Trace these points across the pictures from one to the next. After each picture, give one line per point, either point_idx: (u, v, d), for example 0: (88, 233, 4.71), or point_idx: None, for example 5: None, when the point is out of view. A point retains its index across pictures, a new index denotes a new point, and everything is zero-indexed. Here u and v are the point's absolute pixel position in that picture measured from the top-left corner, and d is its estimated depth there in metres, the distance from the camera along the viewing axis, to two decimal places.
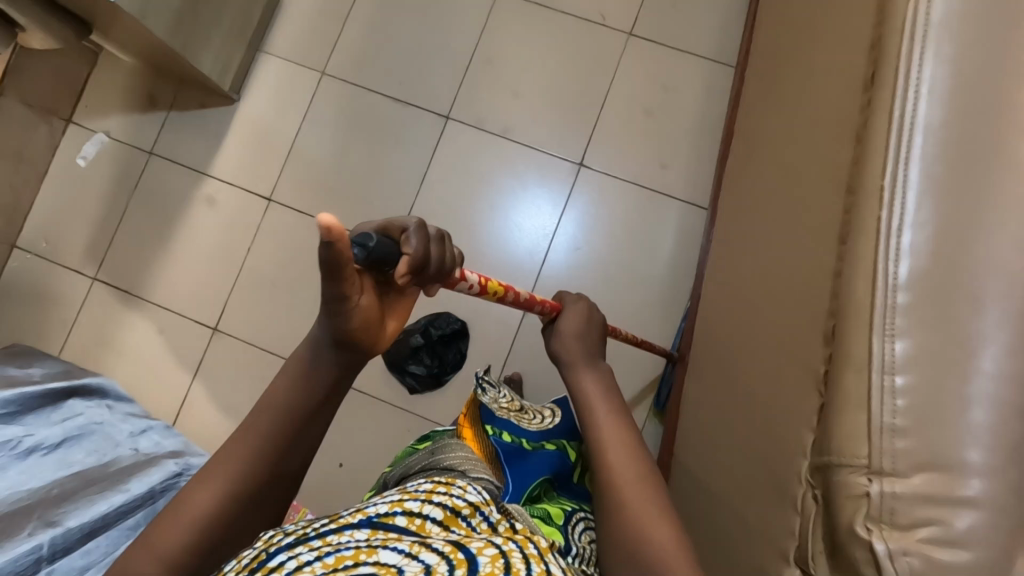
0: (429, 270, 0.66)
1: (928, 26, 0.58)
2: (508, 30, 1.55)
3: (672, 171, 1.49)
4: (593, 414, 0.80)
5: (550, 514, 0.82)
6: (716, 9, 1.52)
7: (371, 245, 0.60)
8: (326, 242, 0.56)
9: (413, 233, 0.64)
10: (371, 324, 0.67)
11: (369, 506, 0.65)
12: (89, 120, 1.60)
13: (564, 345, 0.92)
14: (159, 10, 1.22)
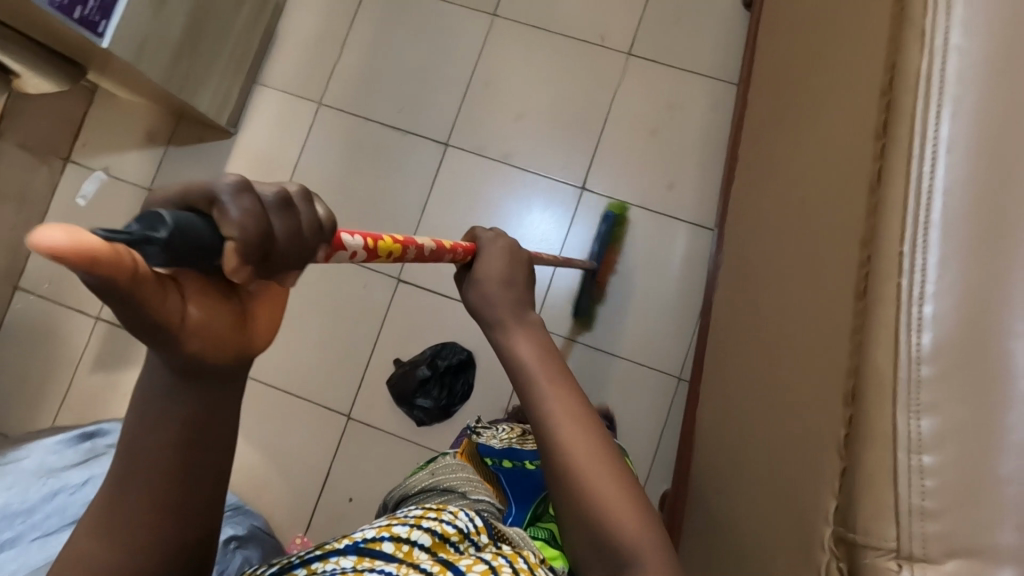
0: (277, 255, 0.40)
1: (944, 90, 0.57)
2: (506, 53, 1.53)
3: (677, 192, 1.46)
4: (539, 388, 0.76)
5: (552, 535, 0.96)
6: (717, 26, 1.49)
7: (163, 235, 0.35)
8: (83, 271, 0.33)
9: (231, 203, 0.38)
10: (224, 337, 0.44)
11: (356, 530, 0.61)
12: (88, 158, 1.59)
13: (487, 295, 0.86)
14: (154, 53, 1.21)
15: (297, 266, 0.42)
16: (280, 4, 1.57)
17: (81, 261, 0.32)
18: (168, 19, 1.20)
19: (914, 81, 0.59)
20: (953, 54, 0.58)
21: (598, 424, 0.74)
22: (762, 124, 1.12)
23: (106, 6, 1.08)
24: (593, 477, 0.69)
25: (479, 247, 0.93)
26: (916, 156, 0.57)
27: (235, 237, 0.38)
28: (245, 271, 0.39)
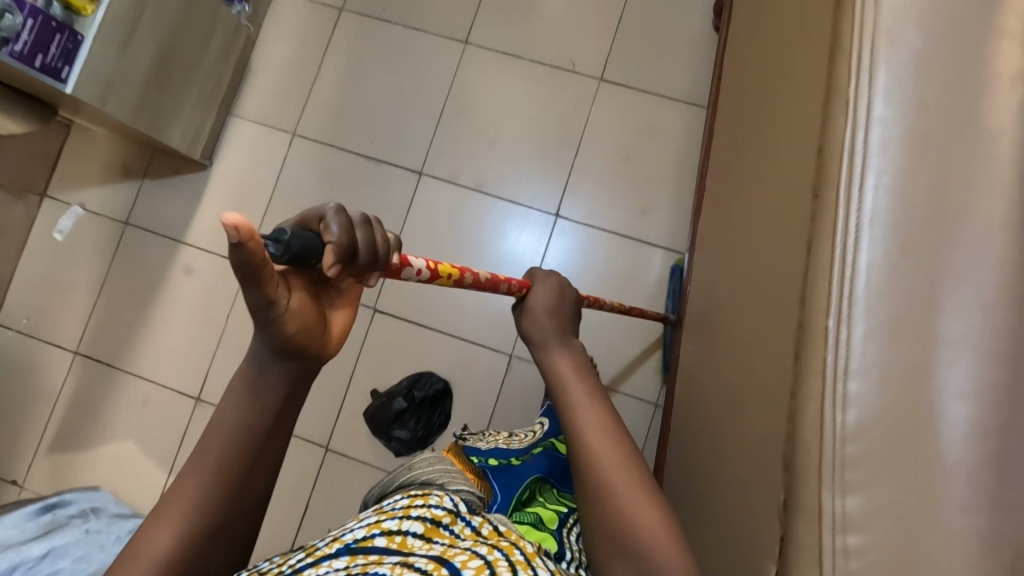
0: (359, 262, 0.59)
1: (867, 139, 0.53)
2: (477, 81, 1.54)
3: (651, 218, 1.46)
4: (570, 395, 0.79)
5: (542, 519, 0.88)
6: (688, 49, 1.49)
7: (287, 240, 0.53)
8: (239, 254, 0.50)
9: (334, 220, 0.57)
10: (309, 325, 0.61)
11: (347, 533, 0.68)
12: (64, 193, 1.60)
13: (535, 323, 0.90)
14: (121, 94, 1.21)
15: (370, 270, 0.61)
16: (253, 36, 1.58)
17: (243, 246, 0.50)
18: (135, 61, 1.21)
19: (839, 150, 0.55)
20: (878, 97, 0.53)
21: (630, 436, 0.76)
22: (727, 157, 1.12)
23: (67, 52, 1.09)
24: (620, 480, 0.69)
25: (534, 283, 0.97)
26: (835, 237, 0.53)
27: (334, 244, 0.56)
28: (336, 268, 0.57)
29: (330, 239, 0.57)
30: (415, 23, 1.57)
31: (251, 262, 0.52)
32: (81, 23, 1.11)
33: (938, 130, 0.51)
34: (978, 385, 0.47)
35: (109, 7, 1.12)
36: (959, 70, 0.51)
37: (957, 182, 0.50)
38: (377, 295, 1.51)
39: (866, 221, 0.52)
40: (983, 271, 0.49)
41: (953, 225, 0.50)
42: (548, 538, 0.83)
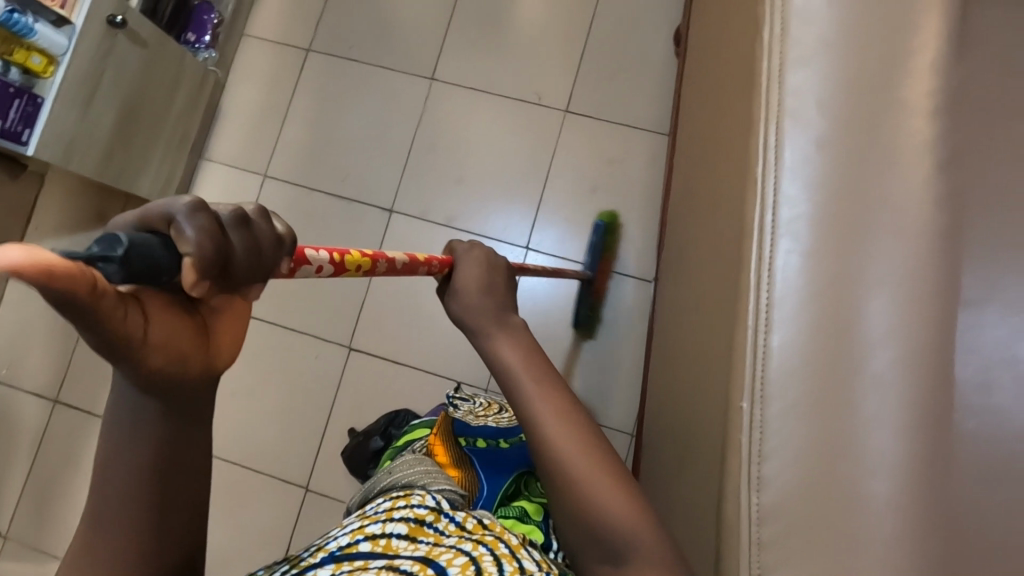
0: (231, 268, 0.45)
1: (776, 224, 0.57)
2: (445, 117, 1.55)
3: (622, 247, 1.47)
4: (526, 388, 0.78)
5: (527, 513, 0.97)
6: (651, 78, 1.51)
7: (122, 253, 0.39)
8: (52, 291, 0.35)
9: (186, 220, 0.42)
10: (188, 355, 0.47)
11: (330, 542, 0.71)
12: (40, 242, 1.61)
13: (469, 307, 0.87)
14: (85, 149, 1.23)
15: (256, 280, 0.47)
16: (221, 79, 1.60)
17: (58, 280, 0.35)
18: (97, 121, 1.23)
19: (752, 229, 0.59)
20: (785, 178, 0.57)
21: (590, 420, 0.77)
22: (684, 193, 1.13)
23: (28, 115, 1.11)
24: (588, 471, 0.71)
25: (455, 259, 0.94)
26: (752, 311, 0.56)
27: (191, 252, 0.42)
28: (202, 283, 0.43)
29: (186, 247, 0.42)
30: (380, 61, 1.58)
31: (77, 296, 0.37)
32: (40, 85, 1.13)
33: (837, 215, 0.55)
34: (884, 459, 0.51)
35: (68, 68, 1.14)
36: (852, 163, 0.56)
37: (858, 267, 0.54)
38: (351, 333, 1.51)
39: (775, 296, 0.55)
40: (882, 346, 0.53)
41: (856, 305, 0.54)
42: (534, 531, 0.93)
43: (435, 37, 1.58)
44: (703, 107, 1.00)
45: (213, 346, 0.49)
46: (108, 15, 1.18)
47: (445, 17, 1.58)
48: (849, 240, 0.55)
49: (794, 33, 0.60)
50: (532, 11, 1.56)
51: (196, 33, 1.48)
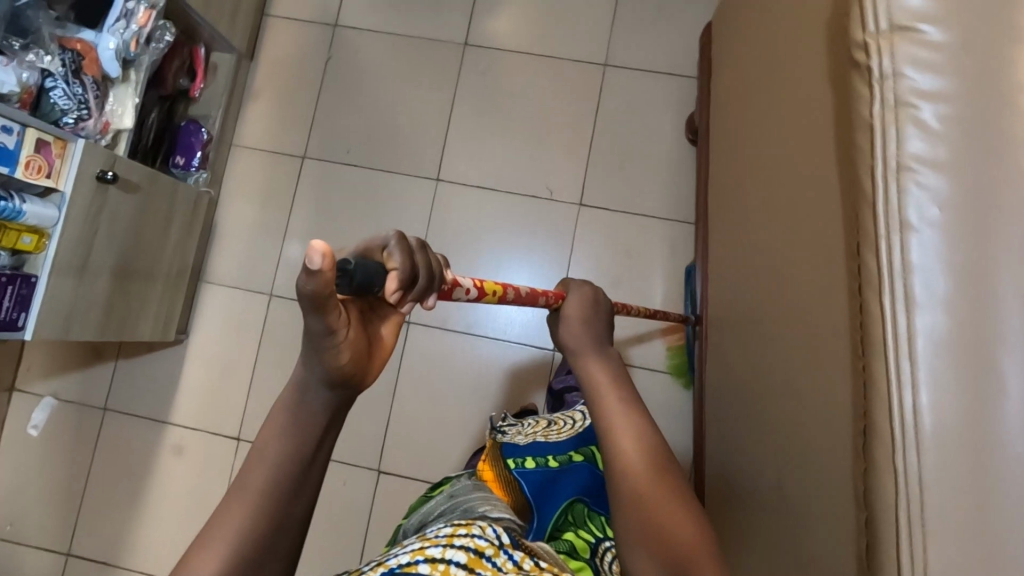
0: (419, 287, 0.57)
1: (919, 436, 0.48)
2: (453, 219, 1.49)
3: (650, 342, 1.43)
4: (604, 405, 0.67)
5: (576, 549, 0.79)
6: (662, 163, 1.46)
7: (353, 267, 0.49)
8: (311, 282, 0.46)
9: (395, 246, 0.55)
10: (364, 357, 0.55)
11: (390, 558, 0.60)
12: (34, 385, 1.51)
13: (573, 334, 0.78)
14: (84, 314, 1.15)
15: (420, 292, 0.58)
16: (214, 198, 1.52)
17: (325, 271, 0.46)
18: (93, 280, 1.15)
19: (885, 463, 0.49)
20: (922, 390, 0.48)
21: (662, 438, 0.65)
22: (721, 314, 1.10)
23: (22, 298, 1.02)
24: (648, 481, 0.60)
25: (568, 292, 0.87)
26: (903, 555, 0.48)
27: (395, 268, 0.54)
28: (397, 292, 0.54)
29: (393, 263, 0.54)
30: (381, 164, 1.52)
31: (320, 291, 0.47)
32: (31, 261, 1.04)
33: (986, 433, 0.46)
34: None
35: (59, 240, 1.05)
36: (1001, 367, 0.46)
37: (1008, 472, 0.46)
38: (380, 456, 1.46)
39: (929, 541, 0.47)
40: None
41: (1011, 517, 0.46)
42: (585, 568, 0.75)
43: (436, 136, 1.52)
44: (746, 242, 0.96)
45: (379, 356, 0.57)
46: (98, 170, 1.10)
47: (444, 113, 1.52)
48: (1002, 451, 0.46)
49: (912, 246, 0.49)
50: (535, 102, 1.51)
51: (185, 156, 1.41)
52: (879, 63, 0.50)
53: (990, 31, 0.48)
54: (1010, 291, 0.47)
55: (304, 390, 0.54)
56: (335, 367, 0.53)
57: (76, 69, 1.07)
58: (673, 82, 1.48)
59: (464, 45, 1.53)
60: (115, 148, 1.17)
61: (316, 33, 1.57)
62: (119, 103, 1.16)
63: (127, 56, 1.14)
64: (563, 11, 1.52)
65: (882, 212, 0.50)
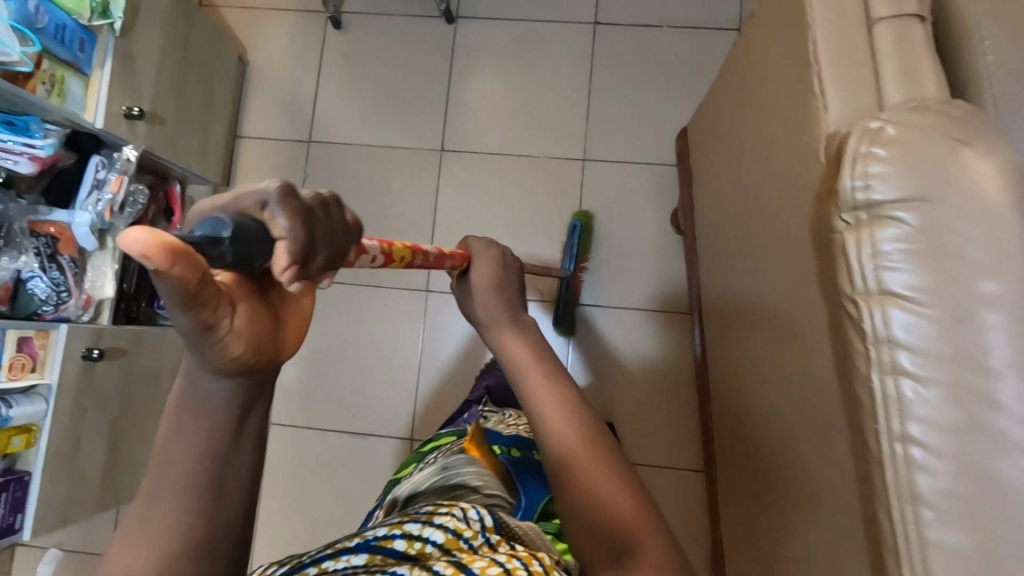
0: (323, 257, 0.42)
1: (922, 553, 0.47)
2: (446, 329, 1.49)
3: (657, 437, 1.41)
4: (543, 411, 0.67)
5: (562, 531, 0.86)
6: (650, 253, 1.46)
7: (227, 236, 0.38)
8: (162, 270, 0.33)
9: (277, 206, 0.40)
10: (265, 346, 0.42)
11: (369, 530, 0.60)
12: (38, 539, 1.48)
13: (509, 344, 0.76)
14: (81, 493, 1.13)
15: (317, 259, 0.42)
16: None
17: (170, 259, 0.33)
18: (87, 456, 1.13)
19: (890, 536, 0.50)
20: (930, 518, 0.47)
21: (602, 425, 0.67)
22: (727, 431, 1.09)
23: (16, 500, 1.00)
24: (593, 473, 0.62)
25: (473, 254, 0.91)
26: None
27: (284, 237, 0.40)
28: (291, 272, 0.40)
29: (279, 231, 0.40)
30: (368, 279, 1.51)
31: (184, 278, 0.35)
32: (23, 457, 1.03)
33: (1004, 521, 0.46)
34: None
35: (49, 431, 1.04)
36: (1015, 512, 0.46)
37: None
38: None
39: None
40: None
41: None
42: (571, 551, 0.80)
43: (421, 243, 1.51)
44: (744, 377, 0.95)
45: (286, 339, 0.44)
46: (83, 350, 1.08)
47: (427, 220, 1.51)
48: None
49: (911, 423, 0.48)
50: (517, 200, 1.50)
51: None
52: (870, 324, 0.50)
53: (968, 294, 0.47)
54: (1008, 470, 0.46)
55: (198, 393, 0.41)
56: (228, 363, 0.40)
57: (51, 253, 1.06)
58: (652, 172, 1.49)
59: (440, 150, 1.53)
60: (99, 320, 1.14)
61: (290, 149, 1.56)
62: (97, 274, 1.13)
63: (102, 226, 1.12)
64: (537, 109, 1.52)
65: (891, 478, 0.49)
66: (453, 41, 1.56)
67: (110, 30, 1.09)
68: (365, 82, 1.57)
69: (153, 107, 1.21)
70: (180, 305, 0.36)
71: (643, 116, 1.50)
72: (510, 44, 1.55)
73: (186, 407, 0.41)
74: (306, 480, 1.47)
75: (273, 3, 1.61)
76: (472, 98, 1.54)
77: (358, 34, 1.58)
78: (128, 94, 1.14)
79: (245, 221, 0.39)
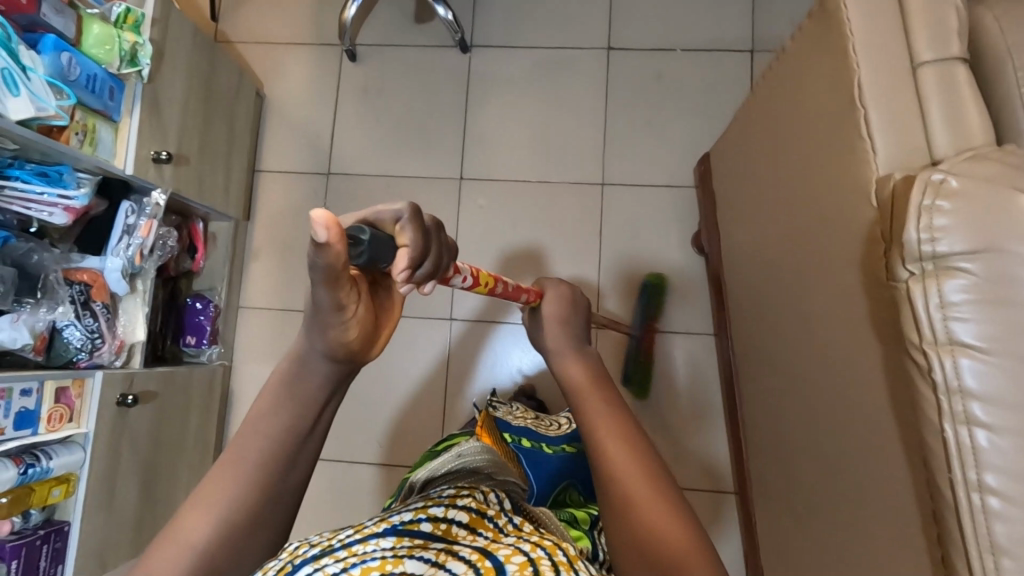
0: (427, 266, 0.57)
1: None
2: (471, 358, 1.49)
3: (687, 460, 1.41)
4: (591, 414, 0.61)
5: (576, 519, 0.83)
6: (673, 276, 1.47)
7: (367, 237, 0.50)
8: (324, 247, 0.46)
9: (407, 222, 0.55)
10: (370, 333, 0.55)
11: (392, 514, 0.58)
12: None
13: (551, 334, 0.73)
14: (117, 540, 1.12)
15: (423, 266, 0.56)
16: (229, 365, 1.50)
17: (332, 240, 0.45)
18: (123, 502, 1.13)
19: None
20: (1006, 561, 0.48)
21: (653, 445, 0.60)
22: (766, 457, 1.09)
23: (57, 551, 1.00)
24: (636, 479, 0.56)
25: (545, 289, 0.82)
26: None
27: (408, 245, 0.54)
28: (407, 272, 0.54)
29: (404, 240, 0.54)
30: None
31: (332, 262, 0.47)
32: (62, 507, 1.02)
33: None
34: None
35: (88, 479, 1.03)
36: None
37: None
38: None
39: None
40: None
41: None
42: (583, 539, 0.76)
43: None
44: (785, 406, 0.96)
45: (381, 332, 0.57)
46: (118, 397, 1.09)
47: None
48: None
49: (984, 472, 0.48)
50: (538, 226, 1.51)
51: (196, 335, 1.40)
52: (941, 374, 0.50)
53: None
54: None
55: (301, 365, 0.53)
56: (343, 343, 0.53)
57: (84, 300, 1.05)
58: (671, 195, 1.50)
59: (460, 178, 1.54)
60: (131, 364, 1.15)
61: (310, 182, 1.56)
62: (129, 318, 1.14)
63: (132, 271, 1.13)
64: (554, 135, 1.54)
65: (968, 526, 0.50)
66: (469, 70, 1.58)
67: (138, 76, 1.10)
68: (383, 113, 1.58)
69: (179, 149, 1.22)
70: (326, 281, 0.49)
71: (659, 139, 1.52)
72: (525, 72, 1.57)
73: (287, 385, 0.53)
74: (336, 514, 1.47)
75: (289, 38, 1.63)
76: (489, 126, 1.56)
77: (374, 66, 1.60)
78: (156, 137, 1.15)
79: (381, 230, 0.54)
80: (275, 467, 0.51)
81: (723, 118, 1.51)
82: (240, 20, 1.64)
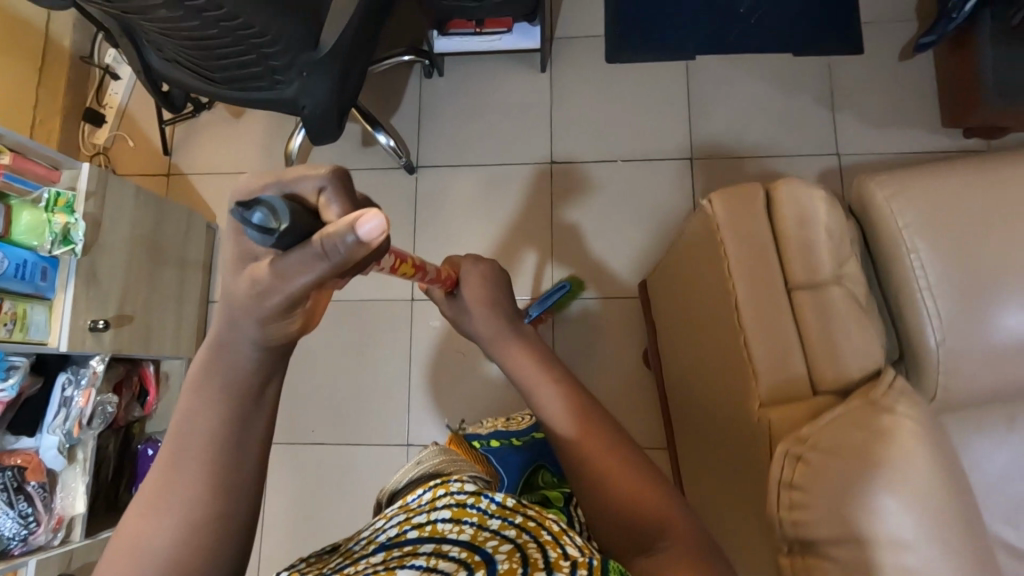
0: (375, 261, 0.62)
1: None
2: None
3: None
4: (538, 393, 0.69)
5: (550, 498, 0.85)
6: (627, 386, 1.46)
7: (288, 219, 0.47)
8: (345, 231, 0.45)
9: (331, 191, 0.51)
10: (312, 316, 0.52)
11: (378, 533, 0.57)
12: None
13: (475, 320, 0.80)
14: None
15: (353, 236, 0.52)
16: None
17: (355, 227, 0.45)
18: None
19: None
20: None
21: (614, 422, 0.67)
22: None
23: None
24: (606, 463, 0.62)
25: (460, 272, 0.85)
26: None
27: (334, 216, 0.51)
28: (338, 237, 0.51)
29: (329, 209, 0.51)
30: (349, 436, 1.51)
31: (331, 243, 0.46)
32: None
33: None
34: None
35: None
36: None
37: None
38: None
39: None
40: None
41: None
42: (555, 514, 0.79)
43: (399, 395, 1.52)
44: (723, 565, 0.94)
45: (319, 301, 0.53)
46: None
47: (403, 373, 1.53)
48: None
49: None
50: None
51: None
52: None
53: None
54: None
55: (236, 333, 0.49)
56: (288, 331, 0.50)
57: (17, 485, 1.05)
58: (622, 305, 1.50)
59: (411, 299, 1.55)
60: (71, 540, 1.12)
61: None
62: (68, 492, 1.12)
63: (69, 443, 1.12)
64: (504, 249, 1.55)
65: None
66: (417, 189, 1.60)
67: (72, 254, 1.11)
68: None
69: (120, 309, 1.23)
70: (301, 262, 0.47)
71: (607, 249, 1.53)
72: (472, 187, 1.59)
73: (214, 356, 0.49)
74: None
75: (239, 167, 1.66)
76: (438, 244, 1.57)
77: None
78: (95, 307, 1.16)
79: (293, 201, 0.49)
80: (225, 453, 0.48)
81: (668, 227, 1.53)
82: (192, 151, 1.68)
